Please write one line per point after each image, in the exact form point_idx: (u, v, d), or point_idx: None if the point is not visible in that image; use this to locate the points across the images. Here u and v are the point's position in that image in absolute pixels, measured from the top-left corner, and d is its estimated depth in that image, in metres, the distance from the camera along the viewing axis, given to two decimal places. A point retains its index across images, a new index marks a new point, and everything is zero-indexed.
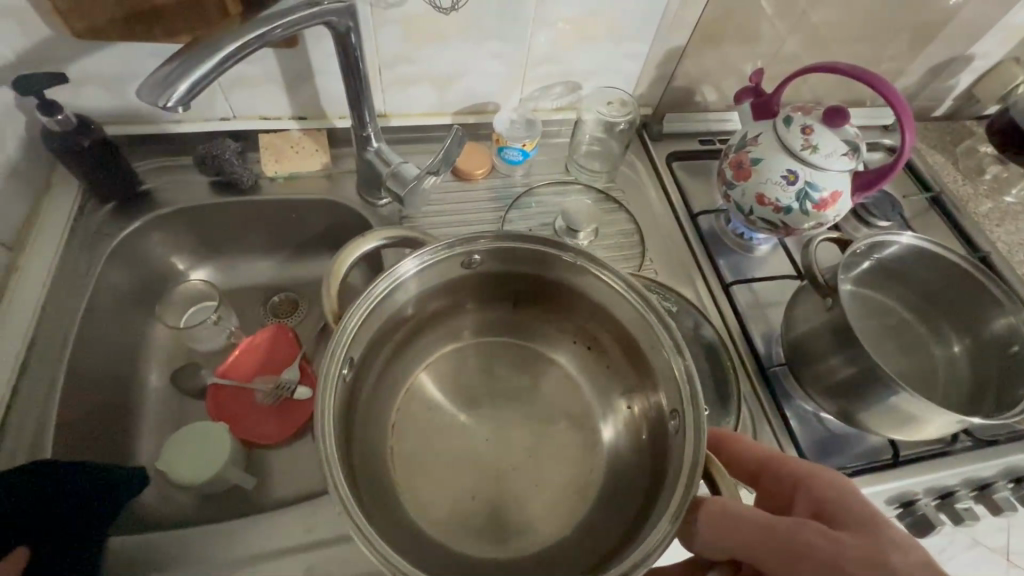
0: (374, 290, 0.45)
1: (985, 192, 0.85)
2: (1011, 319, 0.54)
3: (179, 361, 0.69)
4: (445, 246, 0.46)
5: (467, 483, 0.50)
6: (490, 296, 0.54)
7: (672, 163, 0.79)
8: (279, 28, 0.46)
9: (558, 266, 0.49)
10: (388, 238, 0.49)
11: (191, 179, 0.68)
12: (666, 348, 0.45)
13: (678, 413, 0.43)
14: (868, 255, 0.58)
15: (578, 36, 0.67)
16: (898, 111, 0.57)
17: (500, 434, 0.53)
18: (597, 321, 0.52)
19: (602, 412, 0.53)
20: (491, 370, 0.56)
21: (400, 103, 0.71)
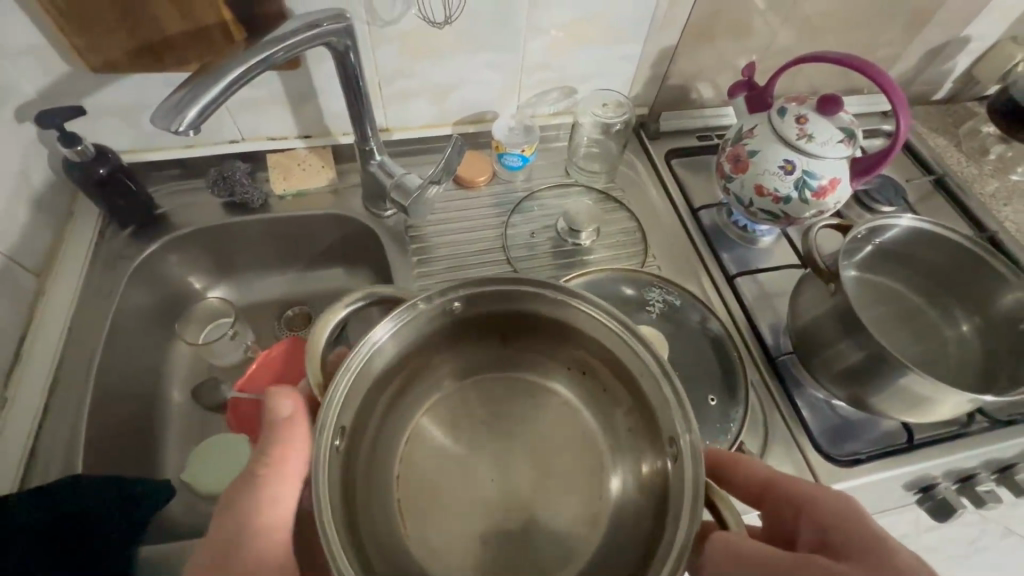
0: (351, 364, 0.43)
1: (991, 172, 0.84)
2: (1018, 295, 0.53)
3: (199, 376, 0.71)
4: (413, 306, 0.45)
5: (478, 528, 0.48)
6: (476, 337, 0.52)
7: (671, 160, 0.80)
8: (282, 50, 0.49)
9: (538, 303, 0.48)
10: (361, 299, 0.46)
11: (205, 200, 0.71)
12: (659, 380, 0.43)
13: (676, 441, 0.41)
14: (870, 240, 0.58)
15: (570, 41, 0.69)
16: (892, 96, 0.57)
17: (504, 472, 0.51)
18: (587, 348, 0.50)
19: (613, 451, 0.50)
20: (492, 408, 0.54)
21: (401, 116, 0.73)
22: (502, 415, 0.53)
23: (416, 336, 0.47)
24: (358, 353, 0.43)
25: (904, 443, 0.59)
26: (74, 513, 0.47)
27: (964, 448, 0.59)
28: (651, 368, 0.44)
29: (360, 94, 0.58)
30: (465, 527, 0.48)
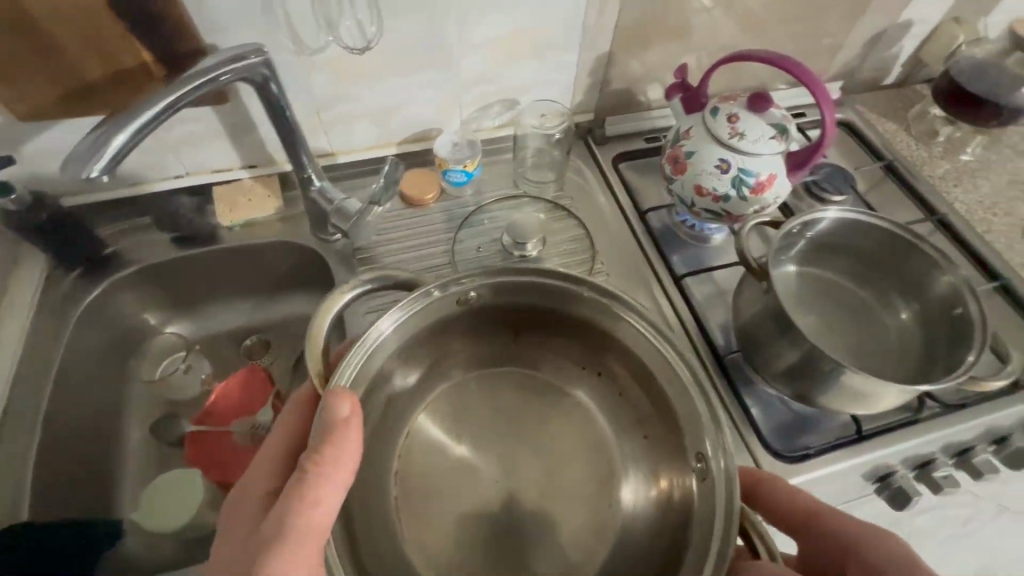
0: (356, 354, 0.46)
1: (940, 154, 0.84)
2: (950, 279, 0.54)
3: (158, 412, 0.71)
4: (421, 296, 0.48)
5: (478, 529, 0.49)
6: (482, 330, 0.54)
7: (619, 164, 0.81)
8: (226, 74, 0.51)
9: (578, 304, 0.50)
10: (371, 282, 0.48)
11: (154, 237, 0.71)
12: (688, 390, 0.45)
13: (704, 456, 0.43)
14: (803, 234, 0.58)
15: (504, 55, 0.69)
16: (813, 88, 0.58)
17: (509, 472, 0.52)
18: (620, 357, 0.51)
19: (623, 455, 0.52)
20: (496, 404, 0.55)
21: (344, 139, 0.73)
22: (508, 413, 0.55)
23: (419, 329, 0.49)
24: (355, 349, 0.46)
25: (855, 434, 0.59)
26: (55, 522, 0.54)
27: (917, 436, 0.59)
28: (680, 377, 0.46)
29: (288, 123, 0.59)
30: (468, 525, 0.49)
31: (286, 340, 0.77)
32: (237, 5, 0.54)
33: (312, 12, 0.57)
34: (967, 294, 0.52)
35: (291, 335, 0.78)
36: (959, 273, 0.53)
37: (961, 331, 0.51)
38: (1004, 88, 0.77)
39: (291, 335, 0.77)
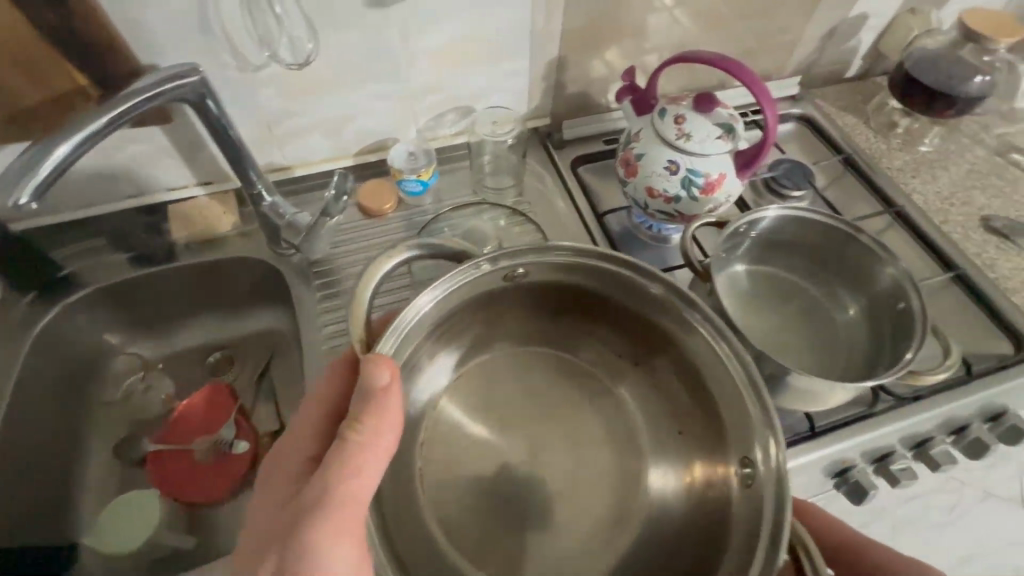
0: (401, 323, 0.46)
1: (899, 146, 0.85)
2: (893, 272, 0.55)
3: (120, 432, 0.71)
4: (471, 267, 0.48)
5: (502, 508, 0.49)
6: (521, 307, 0.54)
7: (578, 167, 0.81)
8: (190, 91, 0.53)
9: (635, 296, 0.50)
10: (423, 246, 0.47)
11: (110, 257, 0.71)
12: (739, 387, 0.45)
13: (752, 461, 0.43)
14: (749, 232, 0.58)
15: (453, 63, 0.69)
16: (754, 88, 0.58)
17: (538, 456, 0.51)
18: (669, 355, 0.51)
19: (652, 442, 0.52)
20: (530, 385, 0.55)
21: (299, 153, 0.73)
22: (543, 397, 0.54)
23: (461, 302, 0.49)
24: (399, 320, 0.46)
25: (808, 431, 0.59)
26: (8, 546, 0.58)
27: (872, 429, 0.59)
28: (730, 375, 0.45)
29: (230, 139, 0.59)
30: (497, 506, 0.49)
31: (250, 355, 0.77)
32: (174, 28, 0.55)
33: (250, 28, 0.57)
34: (910, 288, 0.53)
35: (254, 349, 0.77)
36: (900, 266, 0.54)
37: (904, 324, 0.52)
38: (957, 79, 0.78)
39: (255, 350, 0.77)
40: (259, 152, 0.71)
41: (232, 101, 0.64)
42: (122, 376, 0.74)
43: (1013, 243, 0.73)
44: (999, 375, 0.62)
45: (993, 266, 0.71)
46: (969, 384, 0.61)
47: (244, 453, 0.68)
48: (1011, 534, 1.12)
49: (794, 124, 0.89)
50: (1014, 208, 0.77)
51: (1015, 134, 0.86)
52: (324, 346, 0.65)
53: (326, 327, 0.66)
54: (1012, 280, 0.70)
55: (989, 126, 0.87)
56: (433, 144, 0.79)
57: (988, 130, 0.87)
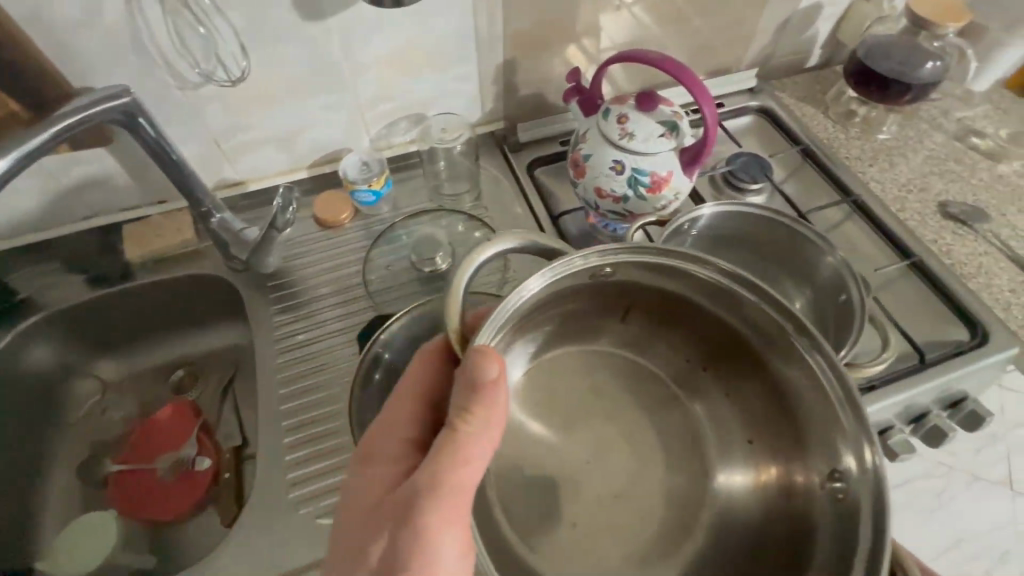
0: (502, 311, 0.42)
1: (857, 135, 0.85)
2: (833, 260, 0.57)
3: (83, 453, 0.71)
4: (574, 263, 0.43)
5: (570, 505, 0.47)
6: (599, 307, 0.51)
7: (534, 170, 0.80)
8: (120, 111, 0.53)
9: (732, 302, 0.46)
10: (519, 239, 0.44)
11: (63, 279, 0.70)
12: (833, 403, 0.42)
13: (845, 476, 0.41)
14: (689, 229, 0.60)
15: (400, 72, 0.69)
16: (692, 86, 0.58)
17: (603, 455, 0.49)
18: (750, 363, 0.48)
19: (717, 446, 0.50)
20: (597, 384, 0.52)
21: (252, 168, 0.73)
22: (609, 396, 0.52)
23: (548, 297, 0.46)
24: (502, 307, 0.42)
25: None
26: None
27: None
28: (825, 394, 0.42)
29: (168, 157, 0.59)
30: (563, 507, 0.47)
31: (214, 371, 0.77)
32: (107, 50, 0.55)
33: (184, 47, 0.57)
34: (848, 280, 0.55)
35: (218, 365, 0.78)
36: (839, 254, 0.56)
37: (846, 313, 0.54)
38: (909, 66, 0.77)
39: (219, 366, 0.77)
40: (211, 169, 0.70)
41: (176, 120, 0.63)
42: (85, 398, 0.75)
43: (970, 228, 0.73)
44: (953, 362, 0.62)
45: (949, 252, 0.71)
46: (924, 372, 0.61)
47: (206, 469, 0.67)
48: None
49: (751, 117, 0.89)
50: (971, 193, 0.77)
51: (974, 118, 0.86)
52: (277, 360, 0.65)
53: (282, 338, 0.67)
54: (967, 266, 0.70)
55: (949, 111, 0.87)
56: (387, 152, 0.78)
57: (948, 115, 0.86)
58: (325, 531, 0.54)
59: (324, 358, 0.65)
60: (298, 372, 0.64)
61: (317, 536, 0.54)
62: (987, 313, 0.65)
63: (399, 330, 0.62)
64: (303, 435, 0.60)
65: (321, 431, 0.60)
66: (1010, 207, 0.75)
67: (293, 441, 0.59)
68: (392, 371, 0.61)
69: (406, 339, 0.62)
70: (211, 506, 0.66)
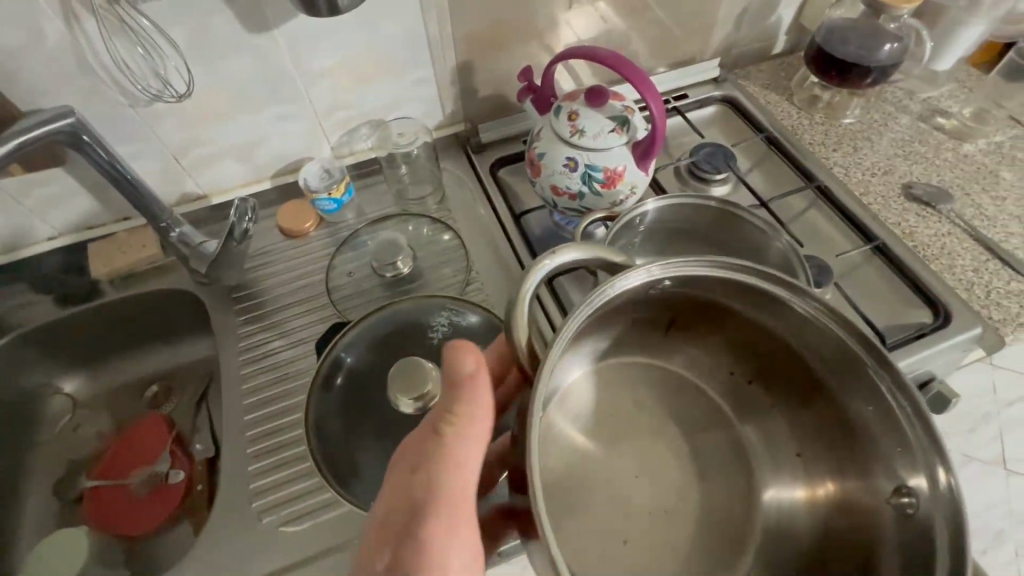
0: (580, 315, 0.39)
1: (821, 120, 0.84)
2: (781, 245, 0.60)
3: (60, 471, 0.73)
4: (646, 274, 0.42)
5: (627, 525, 0.44)
6: (645, 318, 0.50)
7: (497, 169, 0.80)
8: (66, 129, 0.54)
9: (788, 315, 0.45)
10: (588, 251, 0.41)
11: (32, 299, 0.71)
12: (902, 421, 0.41)
13: (914, 493, 0.40)
14: (636, 227, 0.63)
15: (353, 78, 0.69)
16: (637, 81, 0.58)
17: (656, 473, 0.47)
18: (801, 377, 0.48)
19: (766, 462, 0.49)
20: (643, 397, 0.51)
21: (215, 181, 0.73)
22: (653, 411, 0.51)
23: (611, 307, 0.44)
24: (581, 309, 0.39)
25: None
26: None
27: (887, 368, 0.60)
28: (893, 413, 0.42)
29: (120, 174, 0.60)
30: (615, 523, 0.44)
31: (189, 383, 0.78)
32: (53, 72, 0.56)
33: (128, 65, 0.58)
34: (797, 266, 0.58)
35: (192, 378, 0.79)
36: (785, 240, 0.59)
37: None
38: (868, 49, 0.77)
39: (193, 379, 0.78)
40: (172, 184, 0.71)
41: (129, 138, 0.64)
42: (58, 416, 0.76)
43: (934, 210, 0.72)
44: (914, 345, 0.61)
45: (912, 235, 0.70)
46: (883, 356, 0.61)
47: (179, 483, 0.68)
48: None
49: (715, 107, 0.89)
50: (935, 173, 0.77)
51: (939, 98, 0.85)
52: (241, 370, 0.66)
53: (247, 348, 0.68)
54: (931, 248, 0.69)
55: (913, 92, 0.86)
56: (349, 158, 0.79)
57: (913, 96, 0.86)
58: (287, 539, 0.54)
59: (284, 368, 0.66)
60: (263, 382, 0.65)
61: (281, 545, 0.54)
62: (950, 294, 0.65)
63: (355, 337, 0.62)
64: (264, 446, 0.60)
65: (284, 439, 0.60)
66: (974, 186, 0.75)
67: (258, 450, 0.60)
68: (353, 376, 0.61)
69: (366, 344, 0.62)
70: (185, 518, 0.67)
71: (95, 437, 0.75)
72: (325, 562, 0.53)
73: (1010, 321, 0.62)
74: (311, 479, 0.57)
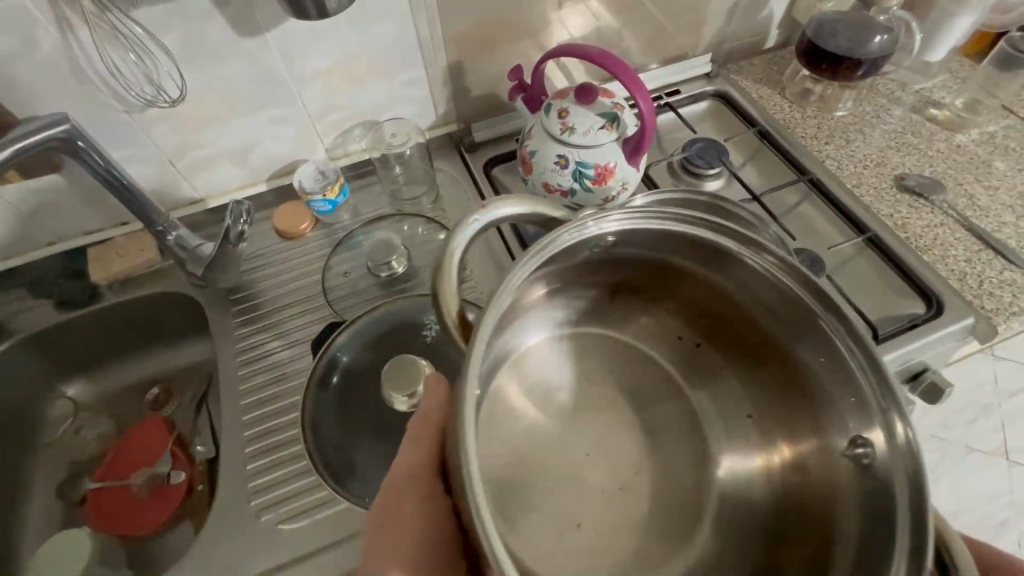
0: (530, 261, 0.40)
1: (814, 114, 0.85)
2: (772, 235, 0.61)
3: (63, 474, 0.74)
4: (579, 227, 0.42)
5: (577, 507, 0.48)
6: (595, 280, 0.52)
7: (491, 168, 0.81)
8: (61, 134, 0.54)
9: (733, 264, 0.47)
10: (520, 205, 0.42)
11: (34, 305, 0.72)
12: (850, 366, 0.43)
13: (868, 443, 0.42)
14: None
15: (345, 80, 0.70)
16: (625, 78, 0.58)
17: (603, 448, 0.50)
18: (753, 328, 0.49)
19: (719, 430, 0.52)
20: (590, 367, 0.55)
21: (211, 184, 0.74)
22: (602, 381, 0.54)
23: (560, 260, 0.45)
24: (529, 255, 0.40)
25: None
26: None
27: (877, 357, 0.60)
28: (849, 367, 0.43)
29: (114, 179, 0.60)
30: (570, 506, 0.48)
31: (189, 384, 0.79)
32: (44, 79, 0.57)
33: (120, 72, 0.58)
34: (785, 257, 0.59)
35: (192, 381, 0.79)
36: (773, 231, 0.60)
37: None
38: (858, 41, 0.77)
39: (192, 380, 0.79)
40: (168, 188, 0.72)
41: (124, 143, 0.65)
42: (61, 419, 0.77)
43: (926, 200, 0.72)
44: (907, 336, 0.61)
45: (905, 226, 0.70)
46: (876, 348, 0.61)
47: (180, 484, 0.69)
48: (993, 487, 1.13)
49: (708, 102, 0.89)
50: (928, 164, 0.77)
51: (932, 89, 0.85)
52: (239, 371, 0.67)
53: (242, 348, 0.69)
54: (923, 239, 0.69)
55: (906, 83, 0.86)
56: (344, 160, 0.79)
57: (906, 88, 0.86)
58: (286, 536, 0.55)
59: (281, 367, 0.66)
60: (261, 381, 0.66)
61: (281, 541, 0.55)
62: (942, 285, 0.65)
63: (349, 338, 0.63)
64: (262, 445, 0.61)
65: (282, 438, 0.61)
66: (966, 176, 0.75)
67: (254, 450, 0.61)
68: (348, 375, 0.62)
69: (361, 344, 0.63)
70: (187, 518, 0.68)
71: (98, 440, 0.76)
72: (324, 558, 0.54)
73: (1003, 310, 0.62)
74: (309, 476, 0.58)
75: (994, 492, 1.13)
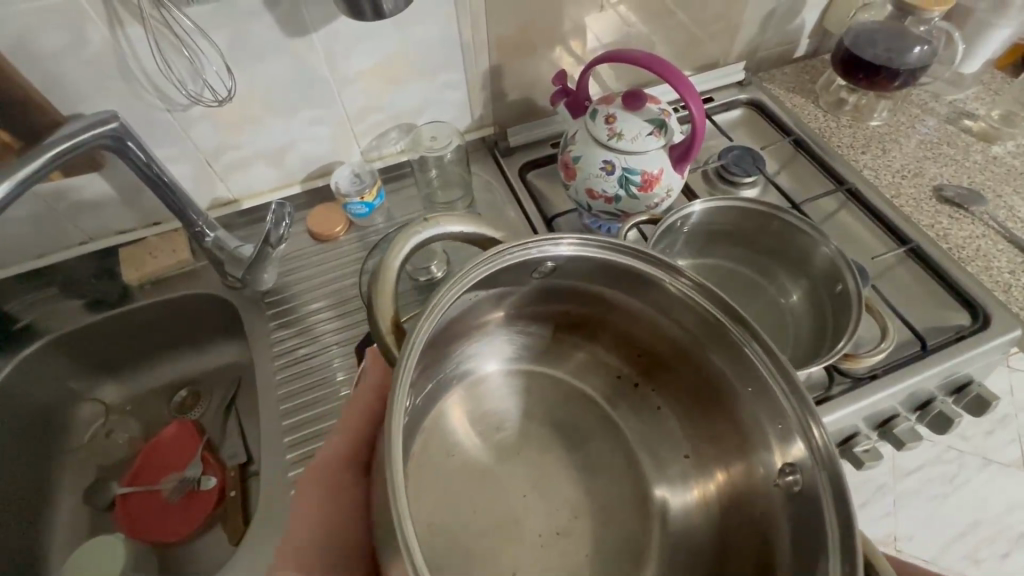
0: (466, 274, 0.38)
1: (848, 123, 0.84)
2: (831, 252, 0.61)
3: (91, 478, 0.73)
4: (520, 249, 0.40)
5: (509, 556, 0.45)
6: (537, 311, 0.51)
7: (526, 173, 0.80)
8: (108, 134, 0.54)
9: (658, 290, 0.44)
10: (447, 224, 0.41)
11: (64, 305, 0.70)
12: (777, 393, 0.41)
13: (796, 468, 0.40)
14: (682, 228, 0.65)
15: (387, 80, 0.69)
16: (677, 84, 0.58)
17: (541, 488, 0.48)
18: (682, 357, 0.48)
19: (653, 462, 0.50)
20: (527, 400, 0.53)
21: (243, 185, 0.73)
22: (536, 422, 0.52)
23: (504, 281, 0.44)
24: (478, 262, 0.39)
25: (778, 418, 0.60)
26: None
27: (928, 367, 0.59)
28: (772, 391, 0.41)
29: (156, 177, 0.59)
30: (508, 552, 0.45)
31: (217, 388, 0.78)
32: (90, 75, 0.56)
33: (167, 70, 0.58)
34: (845, 270, 0.60)
35: (219, 385, 0.78)
36: (835, 247, 0.61)
37: (842, 306, 0.59)
38: (896, 52, 0.77)
39: (221, 383, 0.78)
40: (204, 188, 0.70)
41: (162, 142, 0.64)
42: (89, 421, 0.76)
43: (966, 212, 0.72)
44: (955, 347, 0.61)
45: (947, 236, 0.70)
46: (926, 359, 0.60)
47: (211, 489, 0.67)
48: (1010, 497, 1.12)
49: (741, 110, 0.89)
50: (966, 175, 0.76)
51: (965, 100, 0.86)
52: (277, 377, 0.65)
53: (278, 361, 0.67)
54: (966, 249, 0.69)
55: (940, 95, 0.86)
56: (379, 163, 0.79)
57: (939, 99, 0.86)
58: None
59: (314, 372, 0.65)
60: (294, 389, 0.64)
61: None
62: (988, 296, 0.65)
63: None
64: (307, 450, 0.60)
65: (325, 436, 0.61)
66: (1006, 188, 0.75)
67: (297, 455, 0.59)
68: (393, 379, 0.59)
69: None
70: (219, 524, 0.67)
71: (127, 443, 0.75)
72: None
73: None
74: None
75: (1014, 502, 1.12)
